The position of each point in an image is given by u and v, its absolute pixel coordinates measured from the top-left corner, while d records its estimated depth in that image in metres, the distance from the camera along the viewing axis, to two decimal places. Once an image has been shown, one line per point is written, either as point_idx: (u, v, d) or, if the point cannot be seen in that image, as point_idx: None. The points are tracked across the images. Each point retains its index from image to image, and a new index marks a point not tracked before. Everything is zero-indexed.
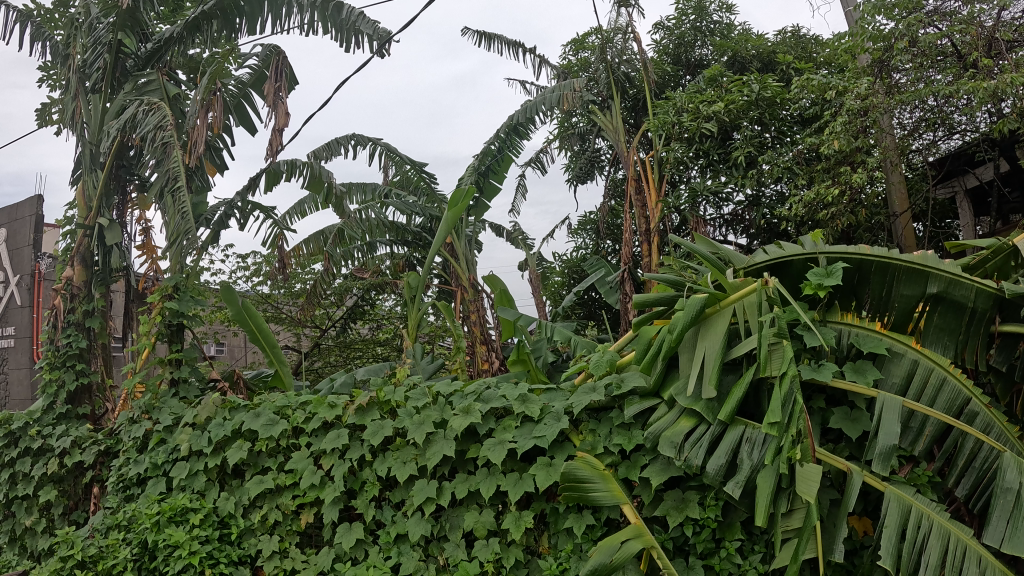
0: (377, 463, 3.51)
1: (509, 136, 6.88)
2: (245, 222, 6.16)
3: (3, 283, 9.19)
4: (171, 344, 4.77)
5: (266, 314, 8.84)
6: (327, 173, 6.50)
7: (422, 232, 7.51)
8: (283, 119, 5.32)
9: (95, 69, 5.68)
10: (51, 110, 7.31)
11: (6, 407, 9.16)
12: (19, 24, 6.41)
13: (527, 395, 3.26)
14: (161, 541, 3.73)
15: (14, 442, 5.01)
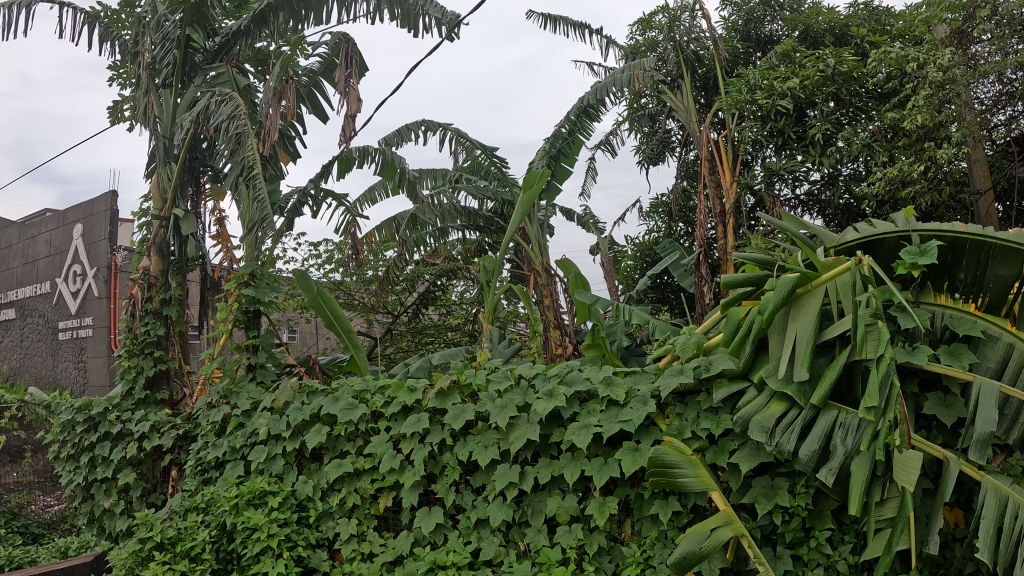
0: (458, 447, 3.53)
1: (580, 118, 6.81)
2: (318, 210, 6.22)
3: (80, 275, 9.58)
4: (248, 330, 4.87)
5: (338, 301, 8.97)
6: (399, 159, 6.54)
7: (494, 217, 7.57)
8: (355, 105, 5.36)
9: (164, 64, 5.80)
10: (122, 108, 7.51)
11: (84, 395, 9.43)
12: (88, 26, 6.56)
13: (612, 378, 3.22)
14: (240, 523, 3.80)
15: (94, 427, 5.14)
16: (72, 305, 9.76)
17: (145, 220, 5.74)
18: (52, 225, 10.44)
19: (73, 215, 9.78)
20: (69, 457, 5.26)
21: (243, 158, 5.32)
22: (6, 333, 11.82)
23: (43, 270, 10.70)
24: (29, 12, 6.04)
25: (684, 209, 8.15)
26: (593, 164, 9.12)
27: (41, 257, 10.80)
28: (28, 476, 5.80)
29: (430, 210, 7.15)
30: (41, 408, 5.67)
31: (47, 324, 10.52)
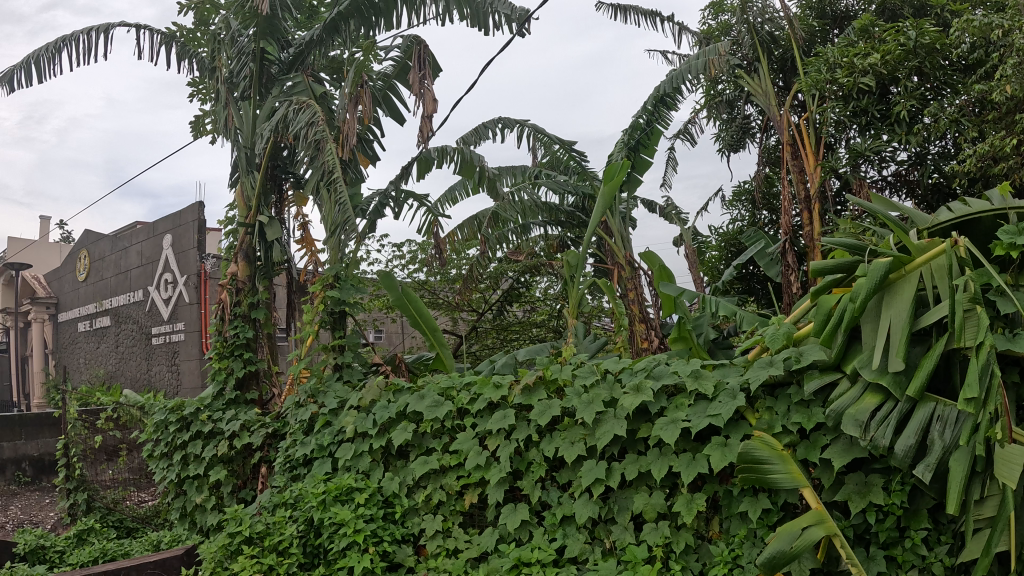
0: (545, 443, 3.53)
1: (657, 108, 6.69)
2: (399, 211, 6.31)
3: (172, 283, 10.01)
4: (334, 331, 4.99)
5: (422, 300, 9.09)
6: (478, 157, 6.59)
7: (576, 212, 7.48)
8: (432, 105, 5.40)
9: (242, 78, 6.06)
10: (204, 121, 7.79)
11: (178, 396, 9.82)
12: (165, 46, 6.79)
13: (700, 371, 3.17)
14: (327, 519, 3.89)
15: (185, 426, 5.37)
16: (165, 310, 10.20)
17: (232, 228, 5.89)
18: (143, 237, 10.94)
19: (162, 225, 10.22)
20: (163, 455, 5.48)
21: (323, 163, 5.46)
22: (105, 339, 12.44)
23: (136, 279, 11.22)
24: (108, 36, 6.29)
25: (767, 195, 7.87)
26: (672, 153, 8.97)
27: (133, 266, 11.33)
28: (124, 472, 5.97)
29: (512, 206, 7.21)
30: (136, 409, 5.94)
31: (141, 329, 11.02)
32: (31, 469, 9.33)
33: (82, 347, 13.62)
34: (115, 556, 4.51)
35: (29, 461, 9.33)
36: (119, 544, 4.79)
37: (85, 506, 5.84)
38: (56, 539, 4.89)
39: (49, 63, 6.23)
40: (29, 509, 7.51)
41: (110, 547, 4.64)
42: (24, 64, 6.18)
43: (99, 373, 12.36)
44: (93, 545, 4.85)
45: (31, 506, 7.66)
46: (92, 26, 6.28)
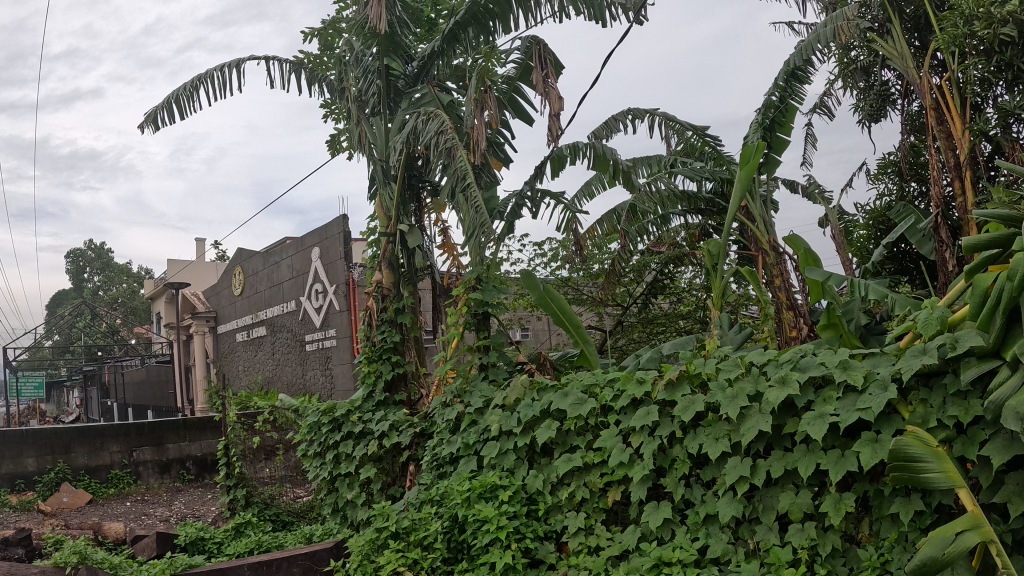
0: (688, 441, 3.44)
1: (789, 83, 6.39)
2: (537, 210, 6.35)
3: (322, 292, 10.63)
4: (479, 332, 5.12)
5: (566, 297, 9.09)
6: (611, 151, 6.52)
7: (715, 199, 7.15)
8: (557, 103, 5.40)
9: (371, 95, 6.31)
10: (340, 139, 8.17)
11: (333, 398, 10.38)
12: (293, 74, 7.03)
13: (849, 361, 2.98)
14: (471, 515, 3.95)
15: (337, 427, 5.67)
16: (317, 319, 10.85)
17: (375, 238, 6.18)
18: (293, 252, 11.67)
19: (310, 239, 10.90)
20: (316, 454, 5.82)
21: (456, 169, 5.56)
22: (262, 348, 13.35)
23: (289, 291, 11.98)
24: (239, 70, 6.75)
25: (915, 166, 7.25)
26: (810, 129, 8.48)
27: (285, 279, 12.13)
28: (281, 470, 6.54)
29: (649, 197, 7.08)
30: (290, 412, 6.41)
31: (295, 338, 11.76)
32: (195, 467, 9.66)
33: (241, 355, 14.64)
34: (269, 547, 4.85)
35: (193, 459, 9.66)
36: (274, 537, 5.12)
37: (243, 501, 6.15)
38: (215, 531, 5.25)
39: (189, 101, 6.77)
40: (192, 503, 8.17)
41: (265, 540, 4.97)
42: (166, 104, 6.75)
43: (257, 379, 13.25)
44: (248, 538, 5.19)
45: (193, 502, 8.30)
46: (224, 62, 6.76)
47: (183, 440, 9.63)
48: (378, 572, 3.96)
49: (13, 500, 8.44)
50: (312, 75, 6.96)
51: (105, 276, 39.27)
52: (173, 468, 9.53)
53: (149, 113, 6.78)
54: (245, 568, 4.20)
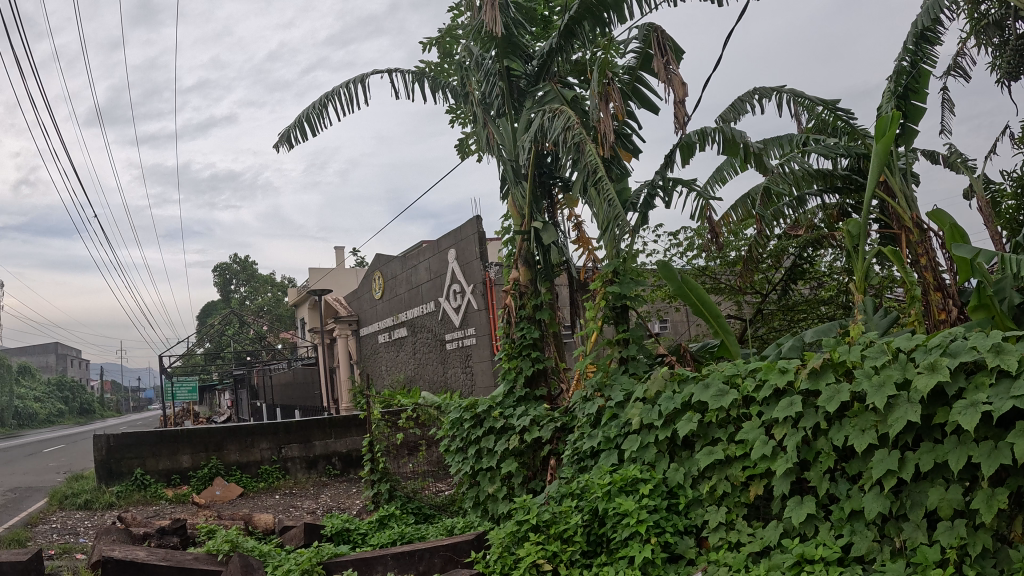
0: (833, 432, 3.26)
1: (919, 46, 5.94)
2: (670, 199, 6.21)
3: (459, 293, 11.06)
4: (619, 325, 5.04)
5: (705, 286, 8.83)
6: (740, 134, 6.31)
7: (852, 175, 6.75)
8: (681, 89, 5.30)
9: (496, 97, 6.41)
10: (469, 142, 8.36)
11: (473, 394, 10.73)
12: (417, 83, 7.27)
13: (1003, 344, 2.76)
14: (611, 509, 3.93)
15: (479, 423, 5.85)
16: (456, 318, 11.20)
17: (510, 237, 6.28)
18: (430, 255, 12.14)
19: (446, 241, 11.35)
20: (458, 449, 6.01)
21: (586, 163, 5.48)
22: (403, 348, 13.89)
23: (428, 292, 12.42)
24: (363, 85, 7.06)
25: None
26: (947, 95, 7.77)
27: (423, 282, 12.60)
28: (423, 465, 6.74)
29: (782, 179, 6.79)
30: (432, 408, 6.62)
31: (435, 337, 12.17)
32: (339, 463, 10.10)
33: (383, 356, 15.27)
34: (411, 538, 5.09)
35: (338, 455, 10.10)
36: (416, 528, 5.35)
37: (387, 494, 6.54)
38: (359, 523, 5.54)
39: (318, 118, 7.16)
40: (337, 497, 8.63)
41: (407, 531, 5.22)
42: (298, 122, 7.16)
43: (400, 378, 13.78)
44: (390, 529, 5.45)
45: (338, 495, 8.75)
46: (349, 79, 7.09)
47: (329, 437, 10.14)
48: (518, 564, 4.04)
49: (167, 493, 9.19)
50: (434, 82, 7.17)
51: (252, 286, 41.88)
52: (319, 464, 10.02)
53: (282, 132, 7.22)
54: (388, 557, 4.40)
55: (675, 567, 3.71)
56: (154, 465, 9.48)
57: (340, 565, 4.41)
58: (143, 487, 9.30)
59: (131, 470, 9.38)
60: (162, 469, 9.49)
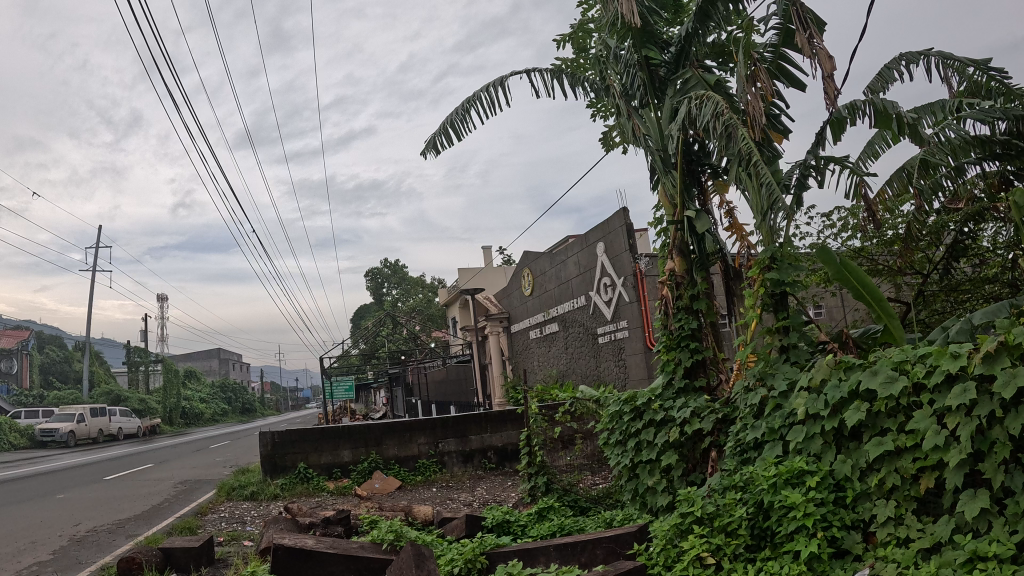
0: (1009, 421, 3.01)
1: None
2: (824, 179, 5.83)
3: (610, 286, 11.04)
4: (778, 313, 4.84)
5: (863, 268, 8.35)
6: (892, 104, 5.94)
7: (1015, 138, 6.18)
8: (828, 63, 4.95)
9: (636, 88, 6.30)
10: (612, 135, 8.30)
11: (626, 387, 10.69)
12: (557, 80, 7.31)
13: None
14: (776, 501, 3.76)
15: (639, 415, 5.80)
16: (608, 312, 11.20)
17: (664, 227, 6.16)
18: (579, 249, 12.25)
19: (595, 235, 11.44)
20: (618, 443, 5.96)
21: (738, 149, 5.21)
22: (554, 343, 14.03)
23: (577, 287, 12.49)
24: (503, 88, 7.19)
25: None
26: None
27: (573, 276, 12.69)
28: (579, 459, 6.84)
29: (938, 149, 6.36)
30: (592, 403, 6.71)
31: (587, 331, 12.21)
32: (495, 457, 10.38)
33: (534, 351, 15.48)
34: (569, 530, 5.16)
35: (493, 450, 10.41)
36: (575, 520, 5.42)
37: (544, 487, 6.58)
38: (519, 515, 5.68)
39: (462, 123, 7.37)
40: (493, 489, 8.84)
41: (566, 523, 5.29)
42: (443, 129, 7.41)
43: (551, 372, 13.92)
44: (549, 521, 5.54)
45: (493, 488, 8.98)
46: (489, 83, 7.24)
47: (485, 431, 10.45)
48: (681, 556, 3.95)
49: (330, 486, 9.69)
50: (573, 78, 7.19)
51: (404, 288, 43.63)
52: (475, 458, 10.33)
53: (429, 140, 7.49)
54: (552, 548, 4.39)
55: (840, 563, 3.47)
56: (316, 460, 10.07)
57: (503, 555, 4.45)
58: (306, 480, 9.91)
59: (295, 464, 9.99)
60: (324, 463, 10.07)
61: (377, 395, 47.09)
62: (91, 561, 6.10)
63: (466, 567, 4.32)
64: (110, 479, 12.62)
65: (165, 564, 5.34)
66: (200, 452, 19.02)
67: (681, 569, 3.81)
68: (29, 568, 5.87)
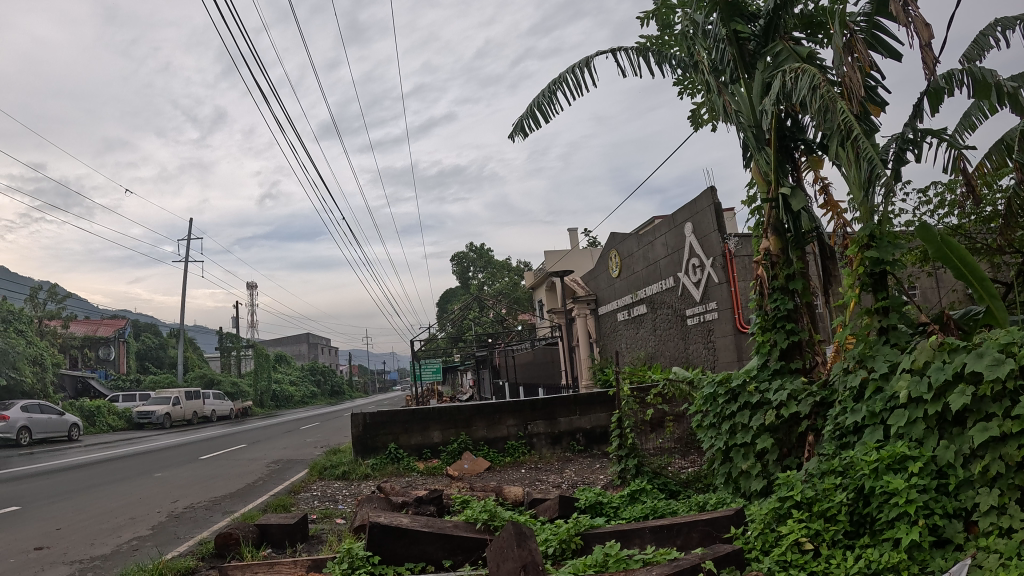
0: None
1: None
2: (921, 153, 5.53)
3: (699, 267, 10.83)
4: (877, 293, 4.62)
5: (961, 245, 8.02)
6: (993, 72, 5.65)
7: None
8: (927, 30, 4.60)
9: (726, 63, 6.09)
10: (700, 113, 8.10)
11: (716, 369, 10.47)
12: (642, 58, 7.18)
13: None
14: (877, 487, 3.63)
15: (734, 397, 5.67)
16: (697, 293, 10.97)
17: (757, 205, 6.00)
18: (667, 229, 12.03)
19: (683, 215, 11.26)
20: (711, 425, 5.87)
21: (837, 123, 4.99)
22: (643, 325, 13.83)
23: (666, 268, 12.27)
24: (589, 68, 7.11)
25: None
26: None
27: (660, 258, 12.52)
28: (669, 442, 6.83)
29: None
30: (684, 384, 6.60)
31: (676, 312, 11.98)
32: (584, 439, 10.38)
33: (622, 333, 15.32)
34: (662, 513, 5.12)
35: (582, 432, 10.39)
36: (668, 503, 5.37)
37: (634, 470, 6.50)
38: (611, 496, 5.68)
39: (549, 105, 7.34)
40: (582, 472, 8.83)
41: (659, 506, 5.26)
42: (531, 112, 7.40)
43: (640, 354, 13.75)
44: (641, 504, 5.53)
45: (581, 470, 8.98)
46: (574, 64, 7.19)
47: (574, 414, 10.46)
48: (779, 541, 3.86)
49: (421, 466, 9.93)
50: (660, 55, 7.09)
51: (489, 272, 43.95)
52: (563, 440, 10.35)
53: (517, 123, 7.51)
54: (647, 530, 4.36)
55: (941, 553, 3.30)
56: (407, 441, 10.34)
57: (599, 537, 4.44)
58: (397, 460, 10.21)
59: (386, 444, 10.29)
60: (413, 444, 10.31)
61: (465, 377, 47.66)
62: (187, 537, 6.47)
63: (561, 547, 4.37)
64: (206, 460, 13.25)
65: (263, 539, 5.63)
66: (290, 434, 19.67)
67: (779, 553, 3.71)
68: (129, 543, 6.26)
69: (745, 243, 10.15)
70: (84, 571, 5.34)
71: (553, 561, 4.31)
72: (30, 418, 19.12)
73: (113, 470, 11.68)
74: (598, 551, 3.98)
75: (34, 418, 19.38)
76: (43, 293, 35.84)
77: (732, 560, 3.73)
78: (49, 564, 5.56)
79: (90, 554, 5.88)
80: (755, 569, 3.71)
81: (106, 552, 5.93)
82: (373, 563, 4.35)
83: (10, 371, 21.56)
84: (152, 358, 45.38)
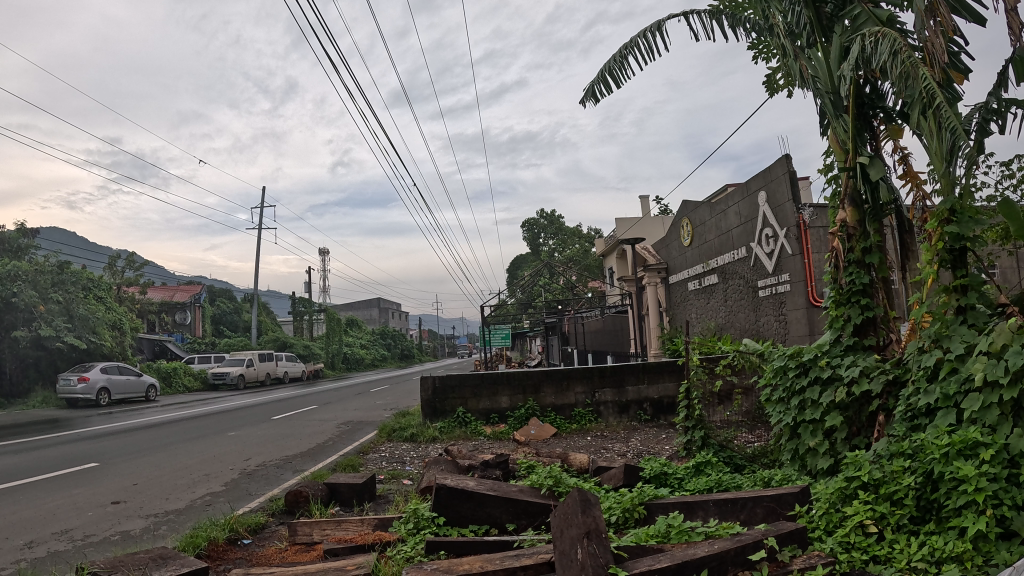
0: None
1: None
2: (1007, 125, 5.19)
3: (773, 237, 10.53)
4: (956, 270, 4.39)
5: None
6: None
7: None
8: None
9: (803, 25, 5.79)
10: (775, 78, 7.81)
11: (787, 342, 10.22)
12: (715, 21, 6.96)
13: None
14: (946, 473, 3.50)
15: (805, 371, 5.53)
16: (770, 264, 10.68)
17: (835, 173, 5.79)
18: (740, 198, 11.73)
19: (758, 183, 10.95)
20: (781, 400, 5.75)
21: (919, 90, 4.73)
22: (714, 295, 13.58)
23: (739, 237, 11.98)
24: (661, 32, 6.93)
25: None
26: None
27: (733, 227, 12.25)
28: (736, 415, 6.70)
29: None
30: (754, 357, 6.53)
31: (747, 283, 11.72)
32: (651, 409, 10.32)
33: (692, 303, 15.10)
34: (727, 486, 5.08)
35: (649, 401, 10.35)
36: (733, 477, 5.33)
37: (700, 441, 6.49)
38: (676, 467, 5.67)
39: (620, 70, 7.21)
40: (647, 441, 8.81)
41: (723, 479, 5.22)
42: (601, 77, 7.28)
43: (711, 325, 13.55)
44: (706, 476, 5.50)
45: (647, 440, 8.95)
46: (646, 28, 7.01)
47: (642, 383, 10.40)
48: (844, 521, 3.80)
49: (488, 431, 10.08)
50: (733, 19, 6.85)
51: (559, 239, 43.84)
52: (631, 409, 10.33)
53: (587, 88, 7.40)
54: (711, 503, 4.31)
55: (1006, 545, 3.12)
56: (475, 405, 10.52)
57: (662, 507, 4.43)
58: (464, 424, 10.39)
59: (454, 408, 10.49)
60: (482, 409, 10.48)
61: (534, 341, 47.74)
62: (258, 493, 6.78)
63: (624, 516, 4.40)
64: (279, 420, 13.74)
65: (332, 498, 5.84)
66: (361, 396, 20.17)
67: (842, 535, 3.66)
68: (203, 499, 6.60)
69: (821, 213, 9.82)
70: (158, 525, 5.66)
71: (615, 529, 4.37)
72: (108, 379, 20.20)
73: (191, 429, 12.25)
74: (661, 521, 4.00)
75: (113, 379, 20.47)
76: (122, 260, 37.31)
77: (795, 539, 3.68)
78: (126, 517, 5.92)
79: (165, 509, 6.23)
80: (817, 548, 3.66)
81: (180, 507, 6.27)
82: (438, 524, 4.47)
83: (92, 335, 22.63)
84: (227, 322, 47.07)
